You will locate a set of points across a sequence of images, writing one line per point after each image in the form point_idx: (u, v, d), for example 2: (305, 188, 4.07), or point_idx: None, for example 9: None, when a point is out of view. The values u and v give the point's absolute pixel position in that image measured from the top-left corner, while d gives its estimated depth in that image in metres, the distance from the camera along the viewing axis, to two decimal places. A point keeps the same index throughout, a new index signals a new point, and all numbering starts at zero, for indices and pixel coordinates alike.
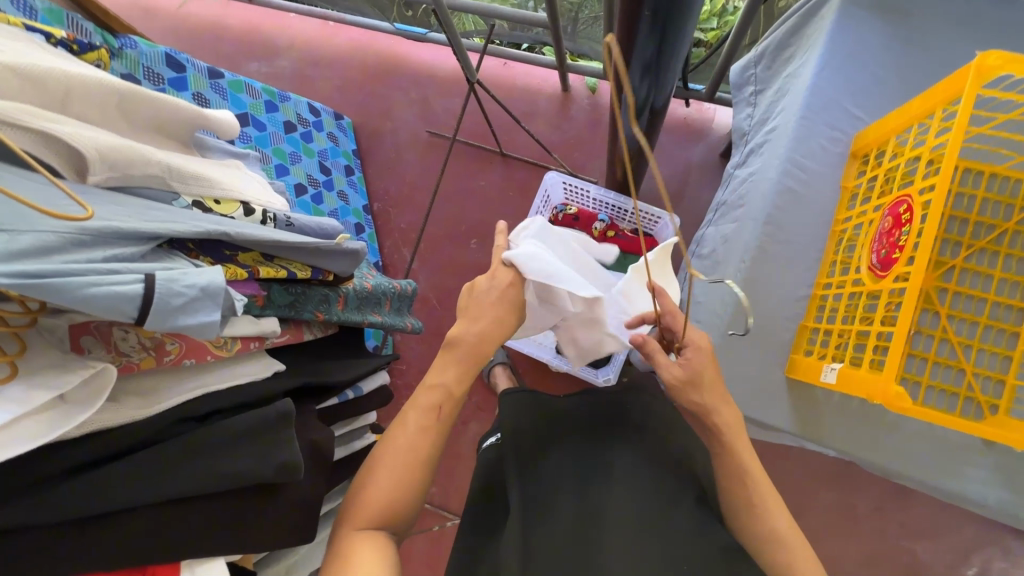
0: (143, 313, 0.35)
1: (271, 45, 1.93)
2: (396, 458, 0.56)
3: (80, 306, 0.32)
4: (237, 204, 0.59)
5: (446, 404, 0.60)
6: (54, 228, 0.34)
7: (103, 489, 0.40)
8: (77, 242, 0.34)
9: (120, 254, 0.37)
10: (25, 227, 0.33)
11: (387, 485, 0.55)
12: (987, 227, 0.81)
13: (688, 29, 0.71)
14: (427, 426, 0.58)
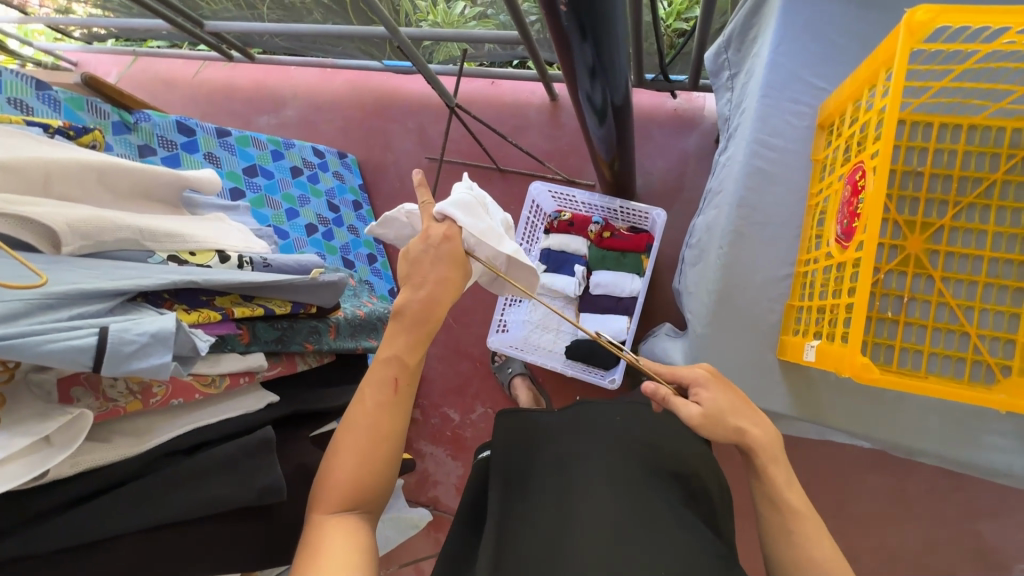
0: (98, 362, 0.40)
1: (276, 97, 2.06)
2: (358, 441, 0.56)
3: (42, 361, 0.38)
4: (212, 253, 0.65)
5: (401, 377, 0.58)
6: (21, 297, 0.40)
7: (95, 519, 0.46)
8: (42, 306, 0.41)
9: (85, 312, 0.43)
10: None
11: (351, 470, 0.55)
12: (974, 180, 0.77)
13: (621, 30, 0.73)
14: (383, 403, 0.57)
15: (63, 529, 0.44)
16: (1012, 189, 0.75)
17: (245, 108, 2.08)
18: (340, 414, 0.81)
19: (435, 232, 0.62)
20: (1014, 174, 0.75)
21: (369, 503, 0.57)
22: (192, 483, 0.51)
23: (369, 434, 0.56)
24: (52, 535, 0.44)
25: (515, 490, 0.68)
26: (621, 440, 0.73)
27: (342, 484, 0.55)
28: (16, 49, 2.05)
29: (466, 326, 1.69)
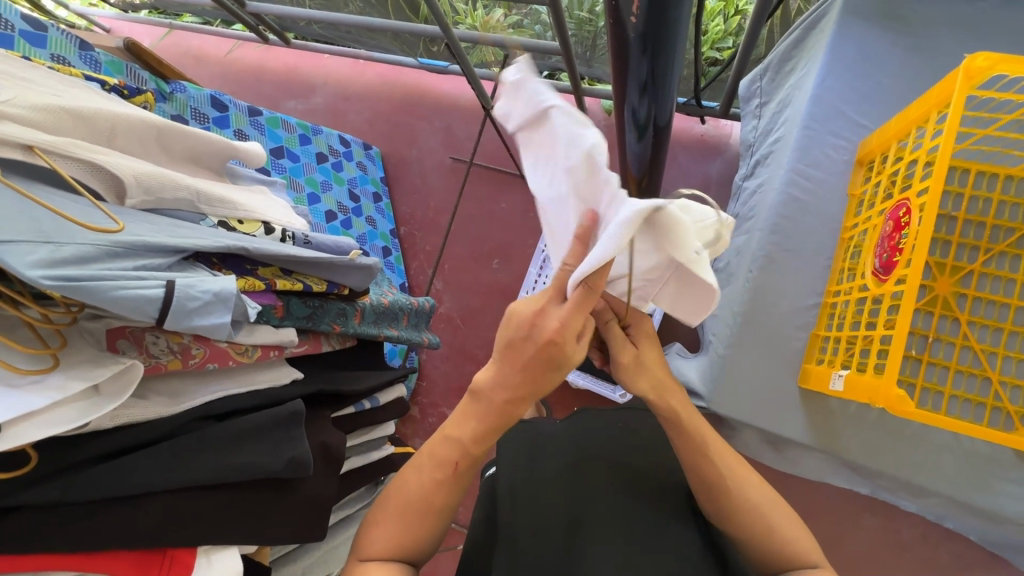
0: (164, 313, 0.40)
1: (307, 84, 2.07)
2: (407, 514, 0.56)
3: (110, 306, 0.37)
4: (259, 224, 0.65)
5: (461, 462, 0.55)
6: (92, 241, 0.39)
7: (125, 475, 0.45)
8: (111, 253, 0.40)
9: (146, 265, 0.43)
10: (66, 239, 0.38)
11: (395, 533, 0.56)
12: (1005, 230, 0.78)
13: (678, 48, 0.76)
14: (439, 481, 0.56)
15: (100, 481, 0.44)
16: None
17: (274, 91, 2.09)
18: (358, 399, 0.81)
19: (545, 324, 0.47)
20: None
21: (410, 557, 0.57)
22: (223, 447, 0.51)
23: (419, 511, 0.56)
24: (88, 486, 0.43)
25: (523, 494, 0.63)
26: (633, 457, 0.66)
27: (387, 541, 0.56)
28: (53, 11, 2.06)
29: (475, 328, 1.69)
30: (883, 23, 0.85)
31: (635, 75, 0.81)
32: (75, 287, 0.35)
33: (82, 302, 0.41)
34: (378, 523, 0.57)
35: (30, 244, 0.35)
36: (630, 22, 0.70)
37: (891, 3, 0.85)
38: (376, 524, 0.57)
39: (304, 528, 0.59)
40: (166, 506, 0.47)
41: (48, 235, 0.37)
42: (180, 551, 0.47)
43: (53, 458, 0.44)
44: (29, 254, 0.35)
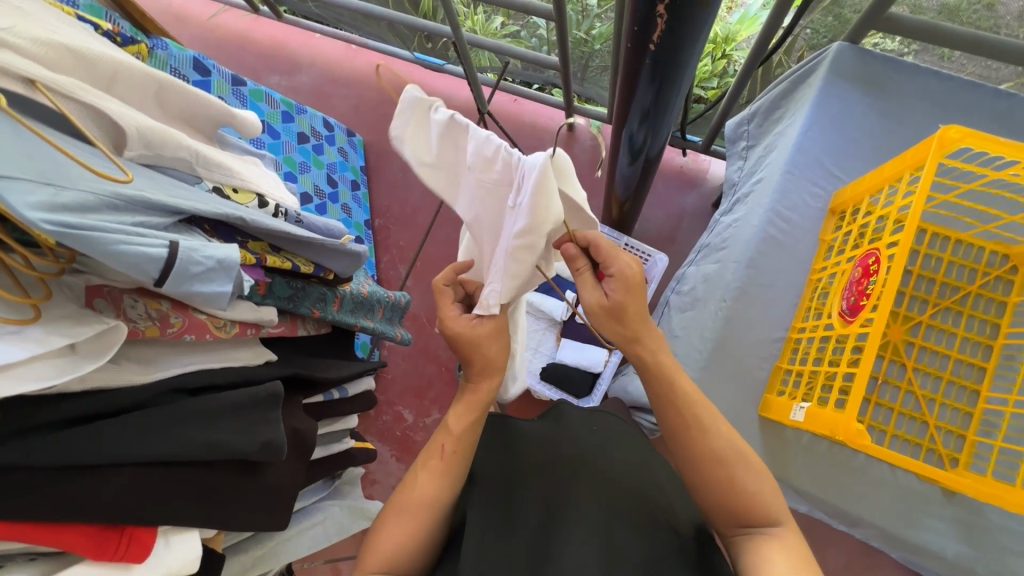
0: (165, 273, 0.38)
1: (293, 61, 2.01)
2: (409, 509, 0.59)
3: (108, 260, 0.35)
4: (253, 195, 0.62)
5: (448, 442, 0.62)
6: (92, 191, 0.37)
7: (92, 443, 0.41)
8: (110, 205, 0.37)
9: (143, 223, 0.40)
10: (66, 184, 0.35)
11: (399, 532, 0.58)
12: (952, 288, 0.86)
13: (684, 82, 0.80)
14: (432, 468, 0.61)
15: (69, 445, 0.40)
16: (982, 301, 0.85)
17: (257, 64, 2.01)
18: (328, 388, 0.78)
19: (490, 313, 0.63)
20: (986, 289, 0.85)
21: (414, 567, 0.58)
22: (197, 422, 0.48)
23: (422, 504, 0.59)
24: (53, 450, 0.39)
25: (502, 488, 0.63)
26: (608, 459, 0.67)
27: (389, 549, 0.57)
28: None
29: (441, 329, 1.67)
30: (865, 87, 0.93)
31: (639, 102, 0.86)
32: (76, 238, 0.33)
33: (71, 253, 0.38)
34: (380, 534, 0.58)
35: (32, 185, 0.33)
36: (648, 48, 0.72)
37: (874, 69, 0.92)
38: (378, 535, 0.58)
39: (266, 517, 0.56)
40: (134, 478, 0.43)
41: (47, 177, 0.34)
42: (139, 529, 0.44)
43: (16, 418, 0.40)
44: (28, 195, 0.32)
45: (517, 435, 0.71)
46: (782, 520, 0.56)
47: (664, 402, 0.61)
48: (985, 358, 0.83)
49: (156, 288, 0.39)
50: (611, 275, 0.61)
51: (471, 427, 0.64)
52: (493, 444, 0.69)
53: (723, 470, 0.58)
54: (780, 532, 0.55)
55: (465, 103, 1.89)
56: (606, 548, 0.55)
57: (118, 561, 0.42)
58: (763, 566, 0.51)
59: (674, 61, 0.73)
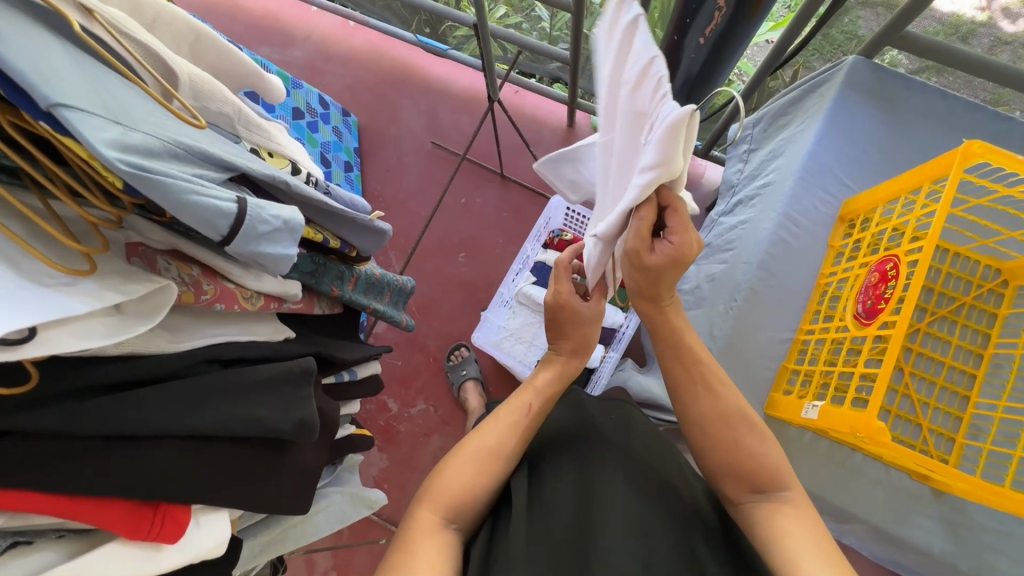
0: (231, 228, 0.35)
1: (286, 34, 1.93)
2: (470, 457, 0.59)
3: (175, 211, 0.32)
4: (286, 161, 0.58)
5: (535, 402, 0.64)
6: (157, 136, 0.34)
7: (133, 411, 0.38)
8: (173, 153, 0.35)
9: (203, 175, 0.37)
10: (132, 124, 0.32)
11: (464, 480, 0.57)
12: (949, 298, 0.89)
13: (715, 82, 0.83)
14: (514, 423, 0.62)
15: (110, 413, 0.37)
16: (976, 312, 0.89)
17: (247, 34, 1.92)
18: (342, 370, 0.75)
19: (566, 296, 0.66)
20: (980, 301, 0.89)
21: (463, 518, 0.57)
22: (235, 395, 0.45)
23: (488, 453, 0.60)
24: (93, 417, 0.37)
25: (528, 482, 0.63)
26: (634, 450, 0.66)
27: (455, 498, 0.56)
28: None
29: (432, 319, 1.64)
30: (877, 101, 0.96)
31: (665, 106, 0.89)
32: (148, 180, 0.30)
33: (130, 205, 0.36)
34: (442, 472, 0.58)
35: (102, 120, 0.30)
36: (695, 43, 0.74)
37: (886, 85, 0.96)
38: (441, 474, 0.58)
39: (292, 499, 0.53)
40: (173, 452, 0.41)
41: (114, 115, 0.31)
42: (174, 508, 0.41)
43: (62, 378, 0.37)
44: (100, 130, 0.29)
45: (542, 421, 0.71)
46: (790, 486, 0.56)
47: (679, 368, 0.62)
48: (976, 366, 0.88)
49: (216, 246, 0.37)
50: (668, 241, 0.53)
51: (556, 392, 0.66)
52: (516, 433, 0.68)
53: (729, 431, 0.59)
54: (789, 498, 0.55)
55: (465, 90, 1.84)
56: (637, 546, 0.55)
57: (151, 541, 0.40)
58: (778, 534, 0.52)
59: (718, 57, 0.76)
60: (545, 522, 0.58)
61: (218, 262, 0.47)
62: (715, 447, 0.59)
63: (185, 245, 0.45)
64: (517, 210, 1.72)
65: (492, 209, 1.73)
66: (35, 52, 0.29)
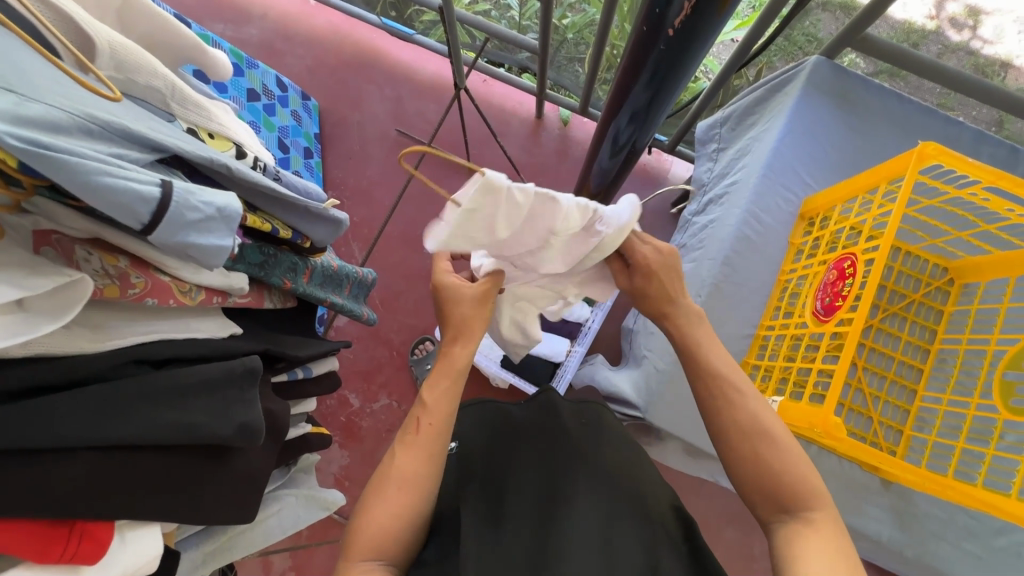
0: (151, 215, 0.31)
1: (241, 11, 1.82)
2: (387, 488, 0.56)
3: (81, 195, 0.28)
4: (230, 144, 0.54)
5: (421, 414, 0.60)
6: (64, 108, 0.29)
7: (40, 419, 0.34)
8: (85, 129, 0.30)
9: (123, 155, 0.33)
10: (32, 94, 0.28)
11: (385, 516, 0.54)
12: (900, 295, 0.92)
13: (685, 77, 0.81)
14: (409, 443, 0.58)
15: (13, 421, 0.33)
16: (923, 309, 0.92)
17: (198, 8, 1.80)
18: (295, 367, 0.71)
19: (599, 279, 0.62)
20: (927, 298, 0.92)
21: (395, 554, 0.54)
22: (167, 401, 0.41)
23: (403, 485, 0.56)
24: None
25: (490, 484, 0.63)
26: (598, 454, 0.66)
27: (378, 536, 0.53)
28: None
29: (396, 312, 1.59)
30: (837, 102, 0.98)
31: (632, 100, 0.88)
32: (41, 158, 0.26)
33: (34, 186, 0.32)
34: (370, 510, 0.55)
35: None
36: (665, 32, 0.71)
37: (846, 86, 0.98)
38: (368, 513, 0.55)
39: (235, 508, 0.50)
40: (95, 464, 0.37)
41: (7, 81, 0.27)
42: (93, 524, 0.38)
43: None
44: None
45: (513, 418, 0.73)
46: (811, 500, 0.51)
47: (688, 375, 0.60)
48: (923, 360, 0.91)
49: (137, 235, 0.33)
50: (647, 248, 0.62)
51: (447, 398, 0.61)
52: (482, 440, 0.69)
53: (747, 443, 0.55)
54: (815, 514, 0.50)
55: (432, 77, 1.79)
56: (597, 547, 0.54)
57: (65, 563, 0.36)
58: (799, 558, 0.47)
59: (685, 56, 0.74)
60: (502, 523, 0.57)
61: (145, 252, 0.42)
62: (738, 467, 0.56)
63: (108, 233, 0.40)
64: None
65: None
66: None
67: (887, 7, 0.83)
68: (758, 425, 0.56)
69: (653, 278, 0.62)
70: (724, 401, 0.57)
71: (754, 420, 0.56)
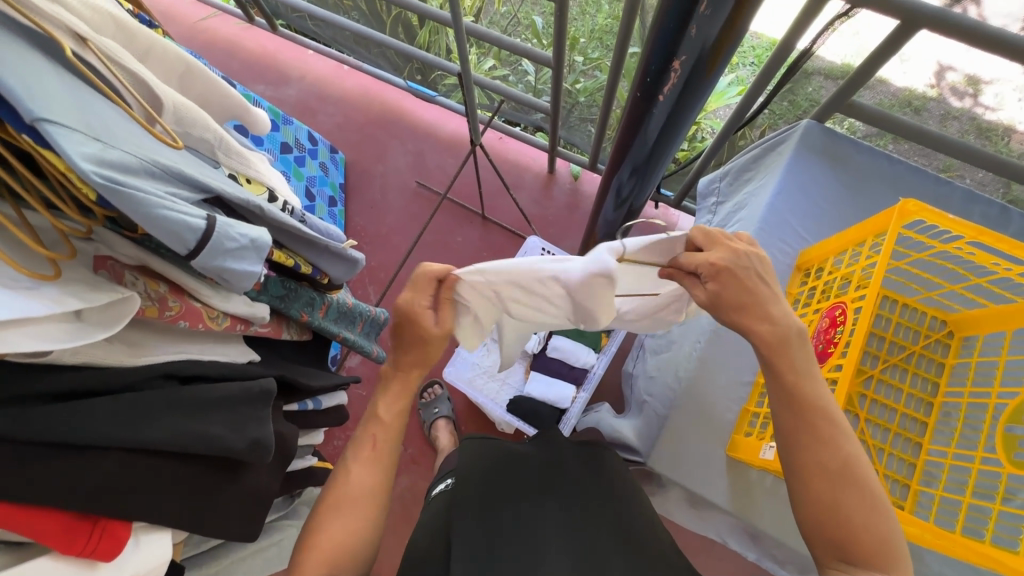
0: (196, 244, 0.37)
1: (281, 74, 2.00)
2: (344, 507, 0.60)
3: (143, 224, 0.34)
4: (264, 188, 0.60)
5: (380, 434, 0.64)
6: (135, 154, 0.36)
7: (81, 418, 0.38)
8: (150, 171, 0.37)
9: (176, 194, 0.39)
10: (112, 142, 0.34)
11: (340, 530, 0.58)
12: (899, 347, 0.94)
13: (679, 137, 0.88)
14: (364, 459, 0.63)
15: (58, 419, 0.37)
16: (925, 362, 0.93)
17: (243, 72, 1.99)
18: (306, 398, 0.74)
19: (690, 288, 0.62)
20: (928, 350, 0.93)
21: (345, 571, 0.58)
22: (188, 413, 0.45)
23: (358, 501, 0.60)
24: (41, 423, 0.37)
25: (482, 496, 0.66)
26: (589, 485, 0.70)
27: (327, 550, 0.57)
28: None
29: None
30: (829, 162, 1.03)
31: (632, 156, 0.95)
32: (119, 194, 0.32)
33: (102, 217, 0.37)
34: (320, 527, 0.58)
35: (85, 139, 0.32)
36: (658, 97, 0.78)
37: (837, 148, 1.04)
38: (318, 529, 0.58)
39: (241, 525, 0.52)
40: (120, 466, 0.40)
41: (95, 132, 0.33)
42: (112, 523, 0.41)
43: (16, 380, 0.38)
44: (81, 148, 0.31)
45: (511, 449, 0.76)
46: (877, 553, 0.55)
47: (787, 410, 0.60)
48: (927, 413, 0.91)
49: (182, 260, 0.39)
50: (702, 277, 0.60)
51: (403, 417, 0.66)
52: (483, 455, 0.73)
53: (830, 487, 0.58)
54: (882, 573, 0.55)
55: (452, 134, 1.92)
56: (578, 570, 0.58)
57: (85, 557, 0.39)
58: None
59: (673, 121, 0.82)
60: (497, 538, 0.60)
61: (182, 279, 0.48)
62: (815, 505, 0.58)
63: (155, 261, 0.46)
64: (496, 249, 1.76)
65: (472, 248, 1.76)
66: (29, 73, 0.32)
67: (874, 71, 0.93)
68: (847, 467, 0.58)
69: (721, 277, 0.59)
70: (818, 442, 0.59)
71: (845, 462, 0.58)
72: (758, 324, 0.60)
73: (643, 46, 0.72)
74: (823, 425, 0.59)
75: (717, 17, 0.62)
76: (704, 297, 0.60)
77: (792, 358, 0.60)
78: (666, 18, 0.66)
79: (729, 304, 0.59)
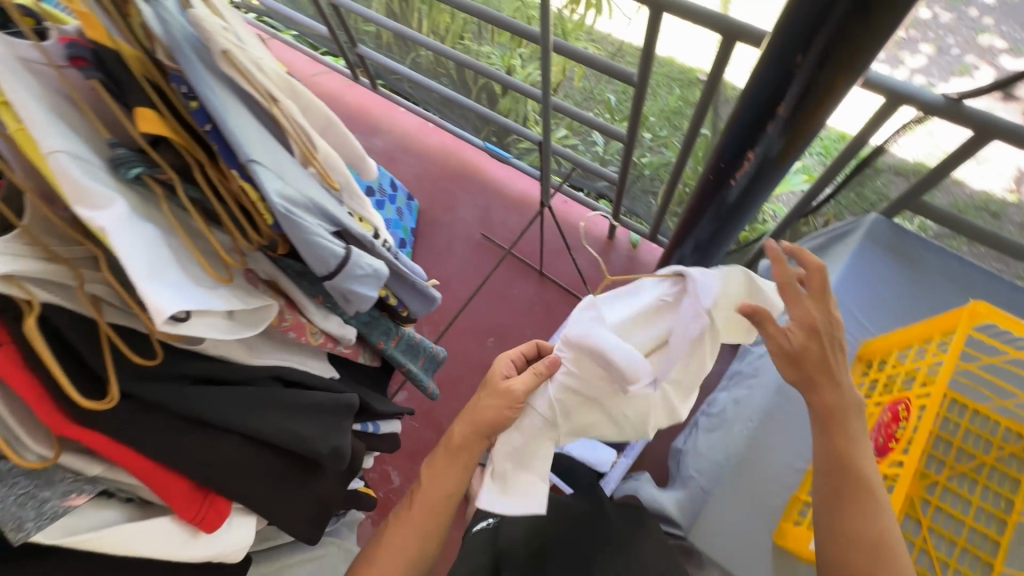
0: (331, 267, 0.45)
1: (373, 126, 2.22)
2: (420, 512, 0.67)
3: (300, 245, 0.43)
4: (371, 228, 0.69)
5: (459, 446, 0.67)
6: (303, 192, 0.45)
7: (215, 399, 0.45)
8: (310, 207, 0.45)
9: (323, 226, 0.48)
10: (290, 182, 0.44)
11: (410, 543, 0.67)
12: (969, 455, 0.89)
13: (747, 219, 0.92)
14: (444, 468, 0.68)
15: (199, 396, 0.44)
16: (997, 474, 0.88)
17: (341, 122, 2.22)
18: (371, 421, 0.80)
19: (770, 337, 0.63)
20: (1001, 463, 0.88)
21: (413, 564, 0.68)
22: (289, 412, 0.50)
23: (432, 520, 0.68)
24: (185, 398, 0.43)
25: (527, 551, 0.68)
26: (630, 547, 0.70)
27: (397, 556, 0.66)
28: None
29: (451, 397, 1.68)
30: (896, 257, 1.04)
31: (696, 234, 1.01)
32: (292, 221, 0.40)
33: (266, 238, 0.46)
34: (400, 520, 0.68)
35: (274, 176, 0.41)
36: (730, 180, 0.83)
37: (905, 244, 1.05)
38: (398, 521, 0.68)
39: (309, 527, 0.57)
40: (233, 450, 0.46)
41: (281, 174, 0.43)
42: (215, 498, 0.46)
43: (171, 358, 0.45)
44: (271, 183, 0.40)
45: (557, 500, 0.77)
46: None
47: (831, 480, 0.62)
48: (999, 531, 0.85)
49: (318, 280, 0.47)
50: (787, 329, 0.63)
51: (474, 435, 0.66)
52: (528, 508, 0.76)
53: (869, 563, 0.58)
54: None
55: (520, 193, 2.04)
56: None
57: (192, 524, 0.44)
58: None
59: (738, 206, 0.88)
60: None
61: (298, 295, 0.57)
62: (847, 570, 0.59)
63: (283, 279, 0.55)
64: (549, 305, 1.82)
65: (526, 302, 1.83)
66: (246, 126, 0.41)
67: (950, 170, 0.94)
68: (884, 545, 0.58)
69: (807, 339, 0.62)
70: (856, 514, 0.60)
71: (881, 537, 0.58)
72: (825, 389, 0.63)
73: (718, 136, 0.78)
74: (864, 497, 0.60)
75: (792, 120, 0.67)
76: (776, 350, 0.63)
77: (844, 423, 0.63)
78: (743, 116, 0.72)
79: (806, 367, 0.63)
